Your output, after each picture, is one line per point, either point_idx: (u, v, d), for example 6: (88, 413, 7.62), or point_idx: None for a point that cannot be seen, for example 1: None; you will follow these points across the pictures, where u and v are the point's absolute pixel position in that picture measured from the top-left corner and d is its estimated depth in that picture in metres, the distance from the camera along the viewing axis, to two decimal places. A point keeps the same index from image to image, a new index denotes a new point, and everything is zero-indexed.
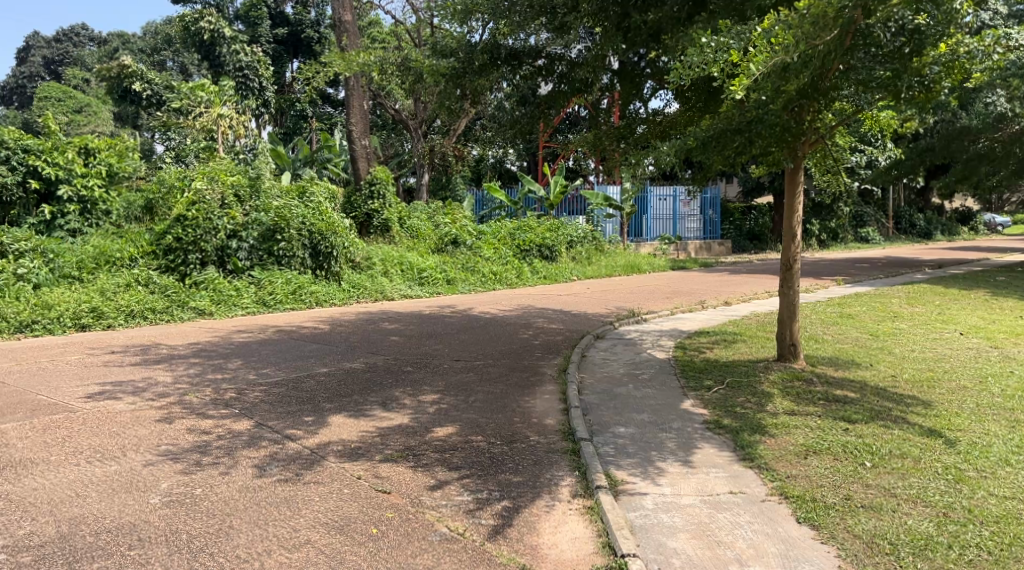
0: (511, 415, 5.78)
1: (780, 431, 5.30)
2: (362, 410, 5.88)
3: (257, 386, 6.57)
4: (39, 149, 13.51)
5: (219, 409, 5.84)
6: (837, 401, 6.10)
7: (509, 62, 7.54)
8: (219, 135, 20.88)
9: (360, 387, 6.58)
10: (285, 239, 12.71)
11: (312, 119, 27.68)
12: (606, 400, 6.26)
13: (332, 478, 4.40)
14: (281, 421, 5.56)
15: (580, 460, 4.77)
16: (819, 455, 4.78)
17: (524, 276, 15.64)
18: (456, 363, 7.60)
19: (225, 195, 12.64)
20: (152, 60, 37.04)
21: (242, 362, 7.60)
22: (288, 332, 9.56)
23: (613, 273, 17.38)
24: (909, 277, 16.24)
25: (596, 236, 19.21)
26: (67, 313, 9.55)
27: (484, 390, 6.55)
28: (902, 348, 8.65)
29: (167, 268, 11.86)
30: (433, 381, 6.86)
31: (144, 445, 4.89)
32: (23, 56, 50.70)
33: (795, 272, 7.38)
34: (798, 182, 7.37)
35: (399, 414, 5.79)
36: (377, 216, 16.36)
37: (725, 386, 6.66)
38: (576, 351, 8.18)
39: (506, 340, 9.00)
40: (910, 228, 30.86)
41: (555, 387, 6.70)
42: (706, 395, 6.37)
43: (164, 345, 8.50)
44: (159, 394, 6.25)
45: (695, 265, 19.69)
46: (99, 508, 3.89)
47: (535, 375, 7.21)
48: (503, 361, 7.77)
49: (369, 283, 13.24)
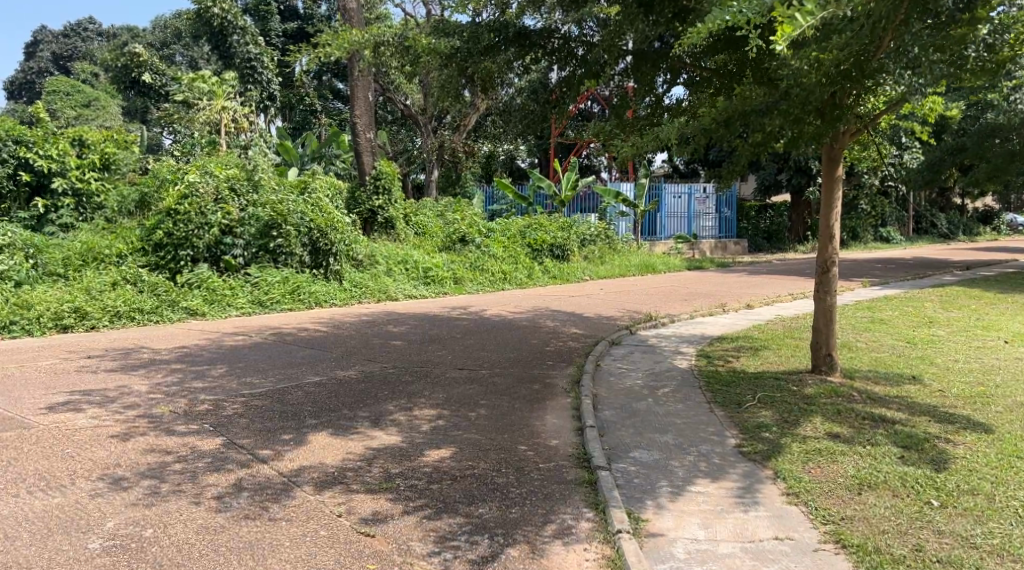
0: (517, 435, 5.15)
1: (824, 458, 4.63)
2: (351, 427, 5.27)
3: (238, 398, 5.96)
4: (30, 141, 12.95)
5: (191, 424, 5.25)
6: (884, 422, 5.43)
7: (517, 41, 6.90)
8: (222, 131, 20.35)
9: (352, 400, 5.96)
10: (281, 235, 12.11)
11: (321, 115, 26.85)
12: (624, 418, 5.62)
13: (308, 515, 3.78)
14: (257, 439, 4.95)
15: (597, 495, 4.13)
16: (875, 491, 4.12)
17: (534, 275, 15.02)
18: (459, 373, 6.97)
19: (220, 188, 12.04)
20: (160, 54, 36.53)
21: (226, 369, 6.99)
22: (281, 334, 8.95)
23: (627, 273, 16.70)
24: (939, 279, 15.48)
25: (609, 235, 18.53)
26: (48, 313, 9.00)
27: (488, 405, 5.91)
28: (944, 358, 7.95)
29: (157, 266, 11.31)
30: (431, 393, 6.24)
31: (98, 470, 4.30)
32: (32, 52, 50.44)
33: (831, 276, 6.70)
34: (837, 178, 6.64)
35: (390, 433, 5.17)
36: (382, 212, 15.62)
37: (756, 401, 6.01)
38: (589, 360, 7.54)
39: (514, 346, 8.35)
40: (930, 228, 30.02)
41: (568, 403, 6.07)
42: (735, 413, 5.71)
43: (147, 349, 7.90)
44: (128, 405, 5.66)
45: (712, 265, 18.99)
46: (27, 555, 3.30)
47: (544, 386, 6.57)
48: (510, 370, 7.14)
49: (371, 282, 12.63)
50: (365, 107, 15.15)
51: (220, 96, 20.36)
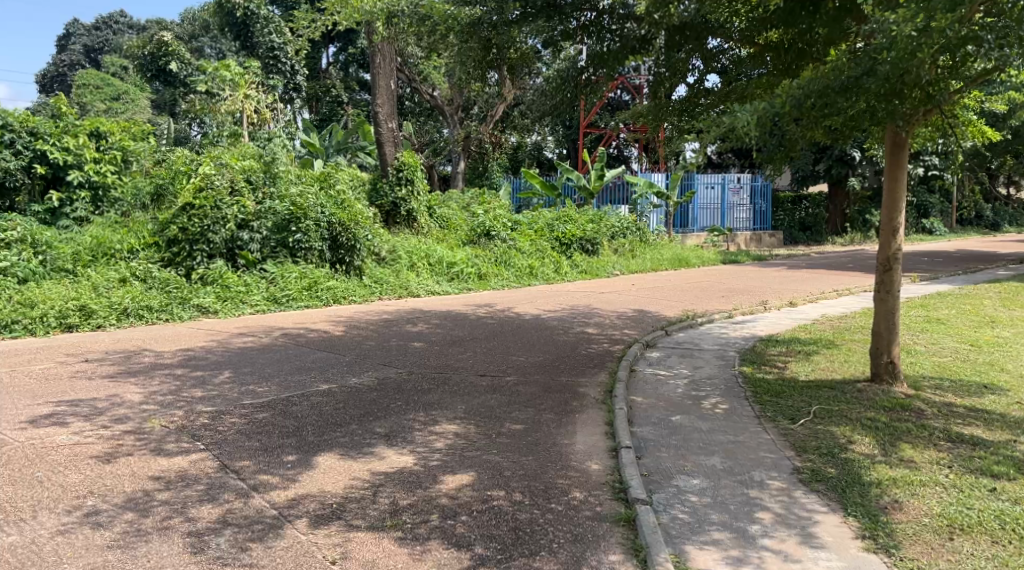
0: (544, 458, 4.56)
1: (902, 491, 3.98)
2: (358, 446, 4.70)
3: (239, 410, 5.42)
4: (45, 132, 12.60)
5: (182, 441, 4.72)
6: (964, 443, 4.75)
7: (546, 12, 6.15)
8: (245, 120, 19.96)
9: (362, 413, 5.39)
10: (301, 230, 11.62)
11: (349, 106, 26.05)
12: (665, 436, 5.00)
13: (296, 562, 3.26)
14: (251, 460, 4.41)
15: (636, 538, 3.53)
16: (971, 535, 3.47)
17: (562, 270, 14.42)
18: (480, 380, 6.38)
19: (235, 181, 11.62)
20: (189, 48, 36.61)
21: (231, 375, 6.48)
22: (294, 335, 8.44)
23: (658, 268, 16.01)
24: (992, 274, 14.58)
25: (640, 228, 17.83)
26: (52, 312, 8.59)
27: (512, 419, 5.32)
28: (1016, 364, 7.20)
29: (171, 262, 10.86)
30: (449, 404, 5.67)
31: (67, 499, 3.79)
32: (64, 45, 50.75)
33: (894, 274, 5.99)
34: (903, 165, 5.93)
35: (402, 453, 4.61)
36: (405, 205, 14.91)
37: (811, 416, 5.35)
38: (623, 366, 6.91)
39: (541, 349, 7.75)
40: (976, 219, 28.87)
41: (600, 417, 5.46)
42: (791, 431, 5.07)
43: (151, 352, 7.42)
44: (116, 419, 5.15)
45: (747, 259, 18.23)
46: None
47: (574, 397, 5.97)
48: (536, 377, 6.54)
49: (392, 277, 12.13)
50: (387, 96, 14.67)
51: (242, 85, 19.97)
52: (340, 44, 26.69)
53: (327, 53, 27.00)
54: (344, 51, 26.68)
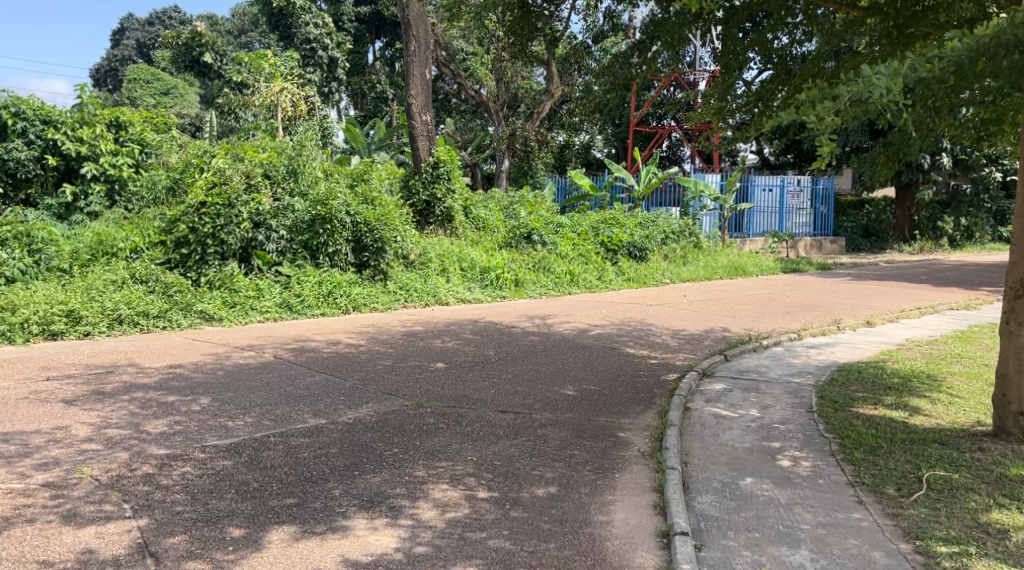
0: (572, 544, 3.44)
1: None
2: (328, 518, 3.60)
3: (198, 455, 4.38)
4: (60, 122, 11.86)
5: (106, 503, 3.68)
6: None
7: None
8: (281, 113, 19.20)
9: (345, 465, 4.30)
10: (326, 232, 10.63)
11: (391, 101, 25.15)
12: (734, 513, 3.84)
13: None
14: (184, 537, 3.36)
15: None
16: None
17: (606, 278, 13.31)
18: (500, 420, 5.23)
19: (251, 174, 10.63)
20: (238, 42, 36.30)
21: (208, 403, 5.44)
22: (298, 350, 7.39)
23: (713, 276, 14.67)
24: None
25: (693, 232, 16.50)
26: (34, 317, 7.70)
27: (532, 480, 4.17)
28: None
29: (178, 264, 9.92)
30: (456, 454, 4.55)
31: None
32: (119, 40, 51.39)
33: None
34: None
35: (383, 530, 3.51)
36: (440, 204, 13.83)
37: (925, 487, 4.10)
38: (676, 402, 5.71)
39: (578, 378, 6.56)
40: None
41: (648, 479, 4.28)
42: (906, 510, 3.83)
43: (128, 369, 6.42)
44: (43, 464, 4.15)
45: (810, 268, 16.73)
46: None
47: (615, 447, 4.80)
48: (568, 418, 5.36)
49: (421, 283, 11.09)
50: (421, 85, 13.46)
51: (279, 77, 19.21)
52: (386, 39, 25.79)
53: (373, 48, 26.14)
54: (390, 47, 25.82)
